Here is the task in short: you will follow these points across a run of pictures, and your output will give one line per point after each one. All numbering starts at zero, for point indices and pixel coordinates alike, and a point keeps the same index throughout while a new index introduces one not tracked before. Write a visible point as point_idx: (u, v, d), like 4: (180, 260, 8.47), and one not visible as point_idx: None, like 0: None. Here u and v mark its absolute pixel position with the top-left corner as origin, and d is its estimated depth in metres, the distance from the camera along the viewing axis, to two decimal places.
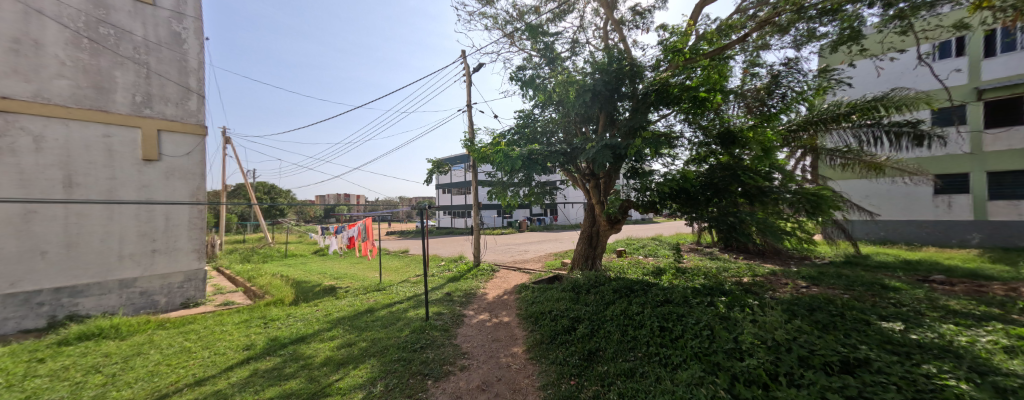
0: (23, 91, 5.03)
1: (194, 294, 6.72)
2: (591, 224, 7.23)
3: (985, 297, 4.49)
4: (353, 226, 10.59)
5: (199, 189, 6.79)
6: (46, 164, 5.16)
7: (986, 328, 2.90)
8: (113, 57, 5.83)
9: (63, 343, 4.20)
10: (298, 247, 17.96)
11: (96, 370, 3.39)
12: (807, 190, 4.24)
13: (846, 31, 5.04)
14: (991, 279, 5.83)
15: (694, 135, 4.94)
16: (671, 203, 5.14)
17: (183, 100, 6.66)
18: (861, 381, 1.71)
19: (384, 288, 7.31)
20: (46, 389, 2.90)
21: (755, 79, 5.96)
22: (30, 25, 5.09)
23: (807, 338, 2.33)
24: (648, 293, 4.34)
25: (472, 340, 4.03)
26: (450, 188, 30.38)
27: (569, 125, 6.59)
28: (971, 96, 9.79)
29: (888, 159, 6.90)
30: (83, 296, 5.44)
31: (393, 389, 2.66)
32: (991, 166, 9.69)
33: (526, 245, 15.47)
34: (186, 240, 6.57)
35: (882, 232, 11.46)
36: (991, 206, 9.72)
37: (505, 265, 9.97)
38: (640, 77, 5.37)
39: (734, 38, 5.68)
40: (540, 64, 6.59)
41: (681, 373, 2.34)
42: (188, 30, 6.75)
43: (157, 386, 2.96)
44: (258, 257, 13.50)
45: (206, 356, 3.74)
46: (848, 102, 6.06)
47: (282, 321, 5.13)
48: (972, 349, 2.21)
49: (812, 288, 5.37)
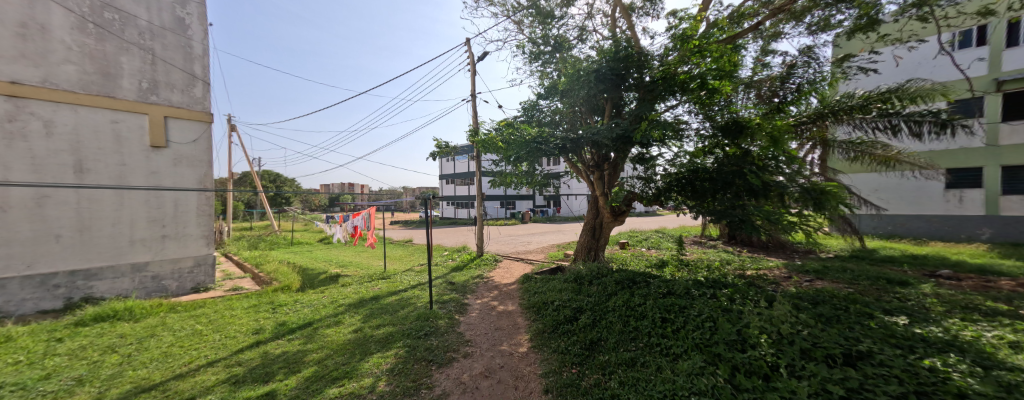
0: (32, 77, 5.05)
1: (204, 279, 6.88)
2: (596, 216, 7.17)
3: (992, 292, 4.46)
4: (356, 215, 10.68)
5: (207, 176, 6.88)
6: (57, 149, 5.23)
7: (994, 324, 2.88)
8: (118, 43, 5.80)
9: (80, 324, 4.34)
10: (304, 235, 18.28)
11: (112, 350, 3.51)
12: (815, 183, 4.17)
13: (864, 19, 4.89)
14: (1000, 275, 5.78)
15: (702, 126, 4.93)
16: (676, 195, 5.09)
17: (188, 87, 6.67)
18: (862, 373, 1.72)
19: (389, 276, 7.42)
20: (65, 368, 3.01)
21: (766, 69, 5.80)
22: (35, 9, 5.05)
23: (811, 332, 2.33)
24: (650, 285, 4.35)
25: (475, 328, 4.10)
26: (453, 179, 30.58)
27: (576, 115, 6.56)
28: (991, 87, 9.48)
29: (900, 153, 6.74)
30: (98, 279, 5.59)
31: (398, 374, 2.73)
32: (1006, 159, 9.46)
33: (529, 236, 15.56)
34: (195, 226, 6.68)
35: (889, 227, 11.35)
36: (1004, 201, 9.55)
37: (508, 255, 10.10)
38: (647, 65, 5.22)
39: (747, 25, 5.50)
40: (547, 51, 6.46)
41: (682, 363, 2.37)
42: (191, 16, 6.70)
43: (171, 366, 3.06)
44: (265, 244, 13.74)
45: (217, 338, 3.85)
46: (861, 94, 5.90)
47: (289, 306, 5.25)
48: (978, 343, 2.20)
49: (816, 282, 5.36)
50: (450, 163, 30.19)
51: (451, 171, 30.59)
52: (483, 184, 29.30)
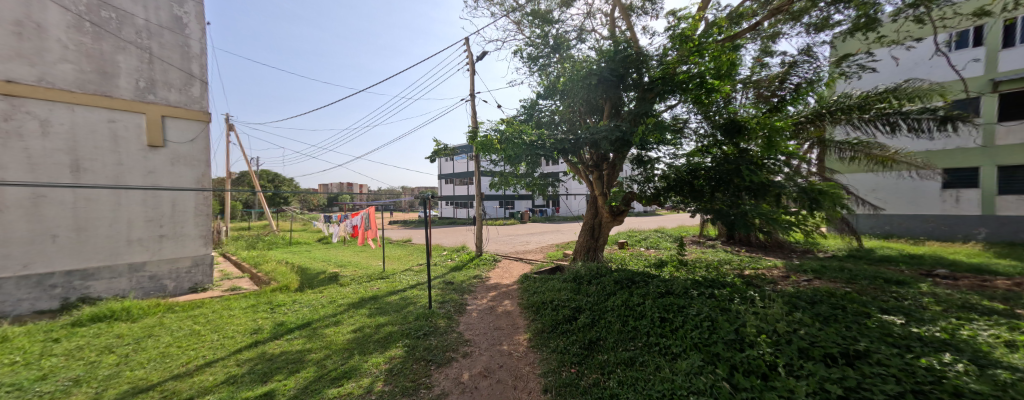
0: (28, 75, 5.01)
1: (202, 279, 6.85)
2: (595, 216, 7.18)
3: (989, 291, 4.48)
4: (355, 215, 10.66)
5: (205, 175, 6.85)
6: (53, 148, 5.19)
7: (990, 323, 2.89)
8: (115, 41, 5.77)
9: (77, 324, 4.32)
10: (302, 235, 18.21)
11: (110, 350, 3.49)
12: (813, 183, 4.20)
13: (862, 18, 4.90)
14: (996, 274, 5.81)
15: (700, 126, 4.95)
16: (675, 195, 5.08)
17: (186, 86, 6.65)
18: (861, 372, 1.72)
19: (388, 276, 7.41)
20: (62, 368, 2.99)
21: (765, 69, 5.82)
22: (31, 7, 5.01)
23: (809, 331, 2.34)
24: (649, 285, 4.36)
25: (474, 328, 4.10)
26: (452, 179, 30.59)
27: (575, 115, 6.58)
28: (986, 88, 9.55)
29: (897, 152, 6.78)
30: (94, 279, 5.56)
31: (396, 374, 2.72)
32: (1003, 159, 9.51)
33: (528, 236, 15.56)
34: (192, 226, 6.65)
35: (886, 227, 11.40)
36: (1000, 201, 9.60)
37: (507, 255, 10.11)
38: (646, 65, 5.21)
39: (746, 25, 5.51)
40: (546, 51, 6.46)
41: (681, 362, 2.38)
42: (189, 14, 6.67)
43: (169, 367, 3.04)
44: (263, 243, 13.70)
45: (215, 338, 3.83)
46: (859, 94, 5.93)
47: (288, 306, 5.24)
48: (975, 342, 2.22)
49: (814, 281, 5.38)
50: (450, 163, 30.19)
51: (450, 171, 30.61)
52: (483, 184, 29.33)
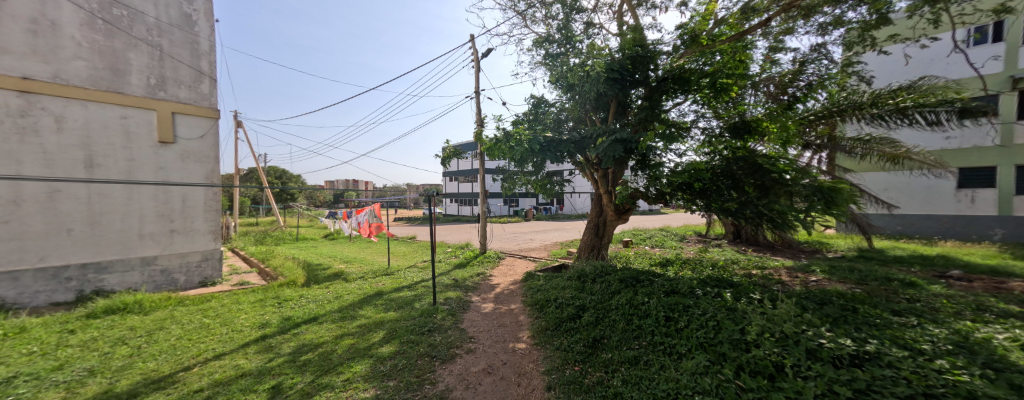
0: (43, 72, 5.13)
1: (211, 273, 6.95)
2: (598, 214, 7.10)
3: (1005, 293, 4.35)
4: (359, 211, 10.67)
5: (214, 171, 6.93)
6: (68, 144, 5.31)
7: (1005, 326, 2.82)
8: (127, 39, 5.87)
9: (91, 316, 4.43)
10: (309, 230, 18.51)
11: (122, 341, 3.57)
12: (823, 183, 4.09)
13: (875, 15, 4.85)
14: (1011, 275, 5.67)
15: (708, 125, 4.87)
16: (682, 195, 4.95)
17: (195, 83, 6.73)
18: (870, 374, 1.69)
19: (393, 272, 7.49)
20: (77, 359, 3.07)
21: (776, 66, 5.71)
22: (45, 5, 5.12)
23: (817, 332, 2.30)
24: (654, 284, 4.33)
25: (478, 325, 4.09)
26: (456, 176, 30.76)
27: (581, 112, 6.51)
28: (1006, 85, 9.26)
29: (909, 150, 6.55)
30: (107, 272, 5.69)
31: (403, 369, 2.76)
32: (1021, 159, 9.24)
33: (532, 234, 15.60)
34: (202, 221, 6.77)
35: (898, 226, 11.21)
36: (1018, 201, 9.35)
37: (511, 253, 10.13)
38: (654, 63, 5.14)
39: (758, 20, 5.29)
40: (554, 47, 6.38)
41: (686, 362, 2.36)
42: (198, 12, 6.73)
43: (178, 359, 3.11)
44: (270, 239, 13.88)
45: (224, 332, 3.90)
46: (872, 91, 5.80)
47: (295, 301, 5.31)
48: (989, 345, 2.16)
49: (823, 282, 5.30)
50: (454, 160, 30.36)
51: (455, 167, 30.67)
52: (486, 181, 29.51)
